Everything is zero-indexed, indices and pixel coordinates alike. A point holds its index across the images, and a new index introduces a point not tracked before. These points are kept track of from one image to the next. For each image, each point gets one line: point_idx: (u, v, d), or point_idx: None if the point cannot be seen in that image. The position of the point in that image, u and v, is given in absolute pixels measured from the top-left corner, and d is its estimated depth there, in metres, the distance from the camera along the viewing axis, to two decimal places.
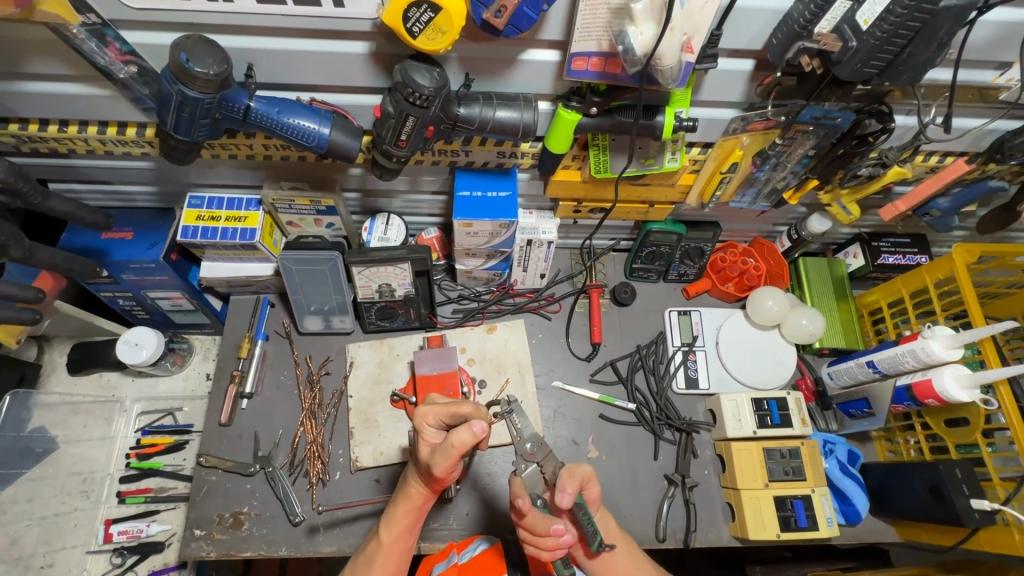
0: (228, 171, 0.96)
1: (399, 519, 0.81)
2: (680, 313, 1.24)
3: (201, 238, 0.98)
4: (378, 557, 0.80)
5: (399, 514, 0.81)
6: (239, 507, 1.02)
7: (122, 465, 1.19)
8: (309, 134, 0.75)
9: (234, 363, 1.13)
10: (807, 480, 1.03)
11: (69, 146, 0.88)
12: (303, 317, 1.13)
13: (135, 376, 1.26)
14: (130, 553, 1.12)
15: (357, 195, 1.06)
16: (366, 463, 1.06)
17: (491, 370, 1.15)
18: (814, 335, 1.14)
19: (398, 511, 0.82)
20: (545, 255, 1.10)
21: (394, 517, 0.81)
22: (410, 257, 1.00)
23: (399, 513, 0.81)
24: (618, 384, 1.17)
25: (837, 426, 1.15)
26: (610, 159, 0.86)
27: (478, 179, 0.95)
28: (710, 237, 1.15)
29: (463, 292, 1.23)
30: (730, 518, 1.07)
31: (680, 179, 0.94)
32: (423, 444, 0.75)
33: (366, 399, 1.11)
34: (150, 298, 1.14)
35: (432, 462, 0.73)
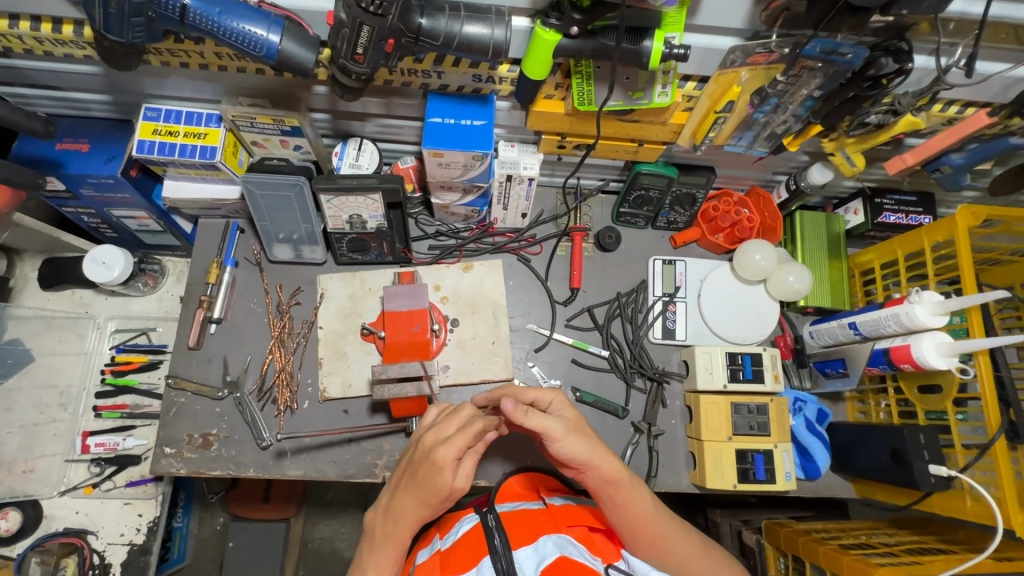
0: (181, 81, 0.89)
1: (380, 535, 0.76)
2: (665, 262, 1.19)
3: (158, 154, 0.93)
4: None
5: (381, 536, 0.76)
6: (208, 429, 1.04)
7: (98, 382, 1.21)
8: (257, 42, 0.68)
9: (202, 288, 1.10)
10: (771, 436, 1.03)
11: (5, 44, 0.80)
12: (272, 245, 1.10)
13: (108, 295, 1.24)
14: (107, 464, 1.15)
15: (326, 117, 0.99)
16: (334, 394, 1.07)
17: (465, 310, 1.12)
18: (799, 293, 1.10)
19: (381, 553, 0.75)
20: (526, 192, 1.04)
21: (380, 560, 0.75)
22: (382, 187, 0.95)
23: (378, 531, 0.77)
24: (593, 330, 1.15)
25: (811, 384, 1.15)
26: (594, 89, 0.78)
27: (451, 105, 0.87)
28: (703, 182, 1.08)
29: (441, 227, 1.18)
30: (691, 466, 1.09)
31: (672, 117, 0.86)
32: (426, 437, 0.75)
33: (336, 331, 1.10)
34: (115, 217, 1.10)
35: (433, 450, 0.73)
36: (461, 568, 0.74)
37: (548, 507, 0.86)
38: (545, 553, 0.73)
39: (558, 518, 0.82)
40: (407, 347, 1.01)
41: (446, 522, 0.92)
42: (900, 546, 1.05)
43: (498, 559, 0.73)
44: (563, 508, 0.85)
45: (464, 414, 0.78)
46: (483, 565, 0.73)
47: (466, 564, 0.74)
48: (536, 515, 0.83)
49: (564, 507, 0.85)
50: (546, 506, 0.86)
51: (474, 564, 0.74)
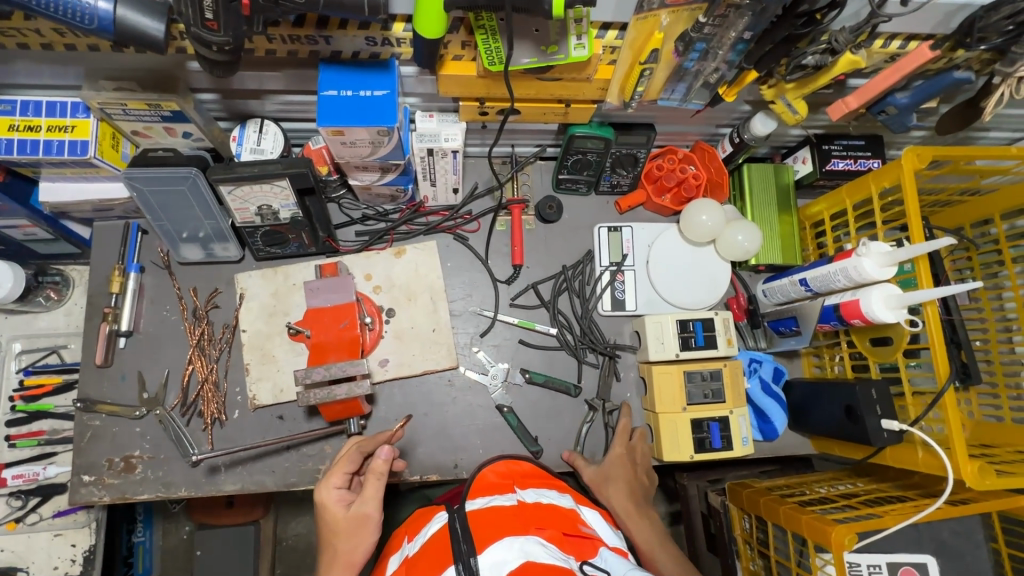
0: (28, 66, 0.76)
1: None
2: (610, 229, 1.12)
3: (19, 154, 0.81)
4: None
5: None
6: (129, 451, 0.96)
7: (7, 409, 1.10)
8: (84, 13, 0.57)
9: (106, 298, 1.00)
10: (726, 402, 1.00)
11: None
12: (178, 245, 0.99)
13: (8, 314, 1.13)
14: (30, 496, 1.07)
15: (215, 97, 0.87)
16: (265, 400, 0.99)
17: (401, 298, 1.05)
18: (750, 252, 1.05)
19: None
20: (452, 166, 0.95)
21: None
22: (286, 173, 0.85)
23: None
24: (540, 308, 1.09)
25: (766, 343, 1.12)
26: (502, 45, 0.69)
27: (346, 75, 0.76)
28: (643, 142, 1.00)
29: (368, 211, 1.08)
30: (649, 439, 1.06)
31: (596, 72, 0.78)
32: (330, 503, 0.77)
33: (261, 333, 1.01)
34: None
35: (355, 509, 0.75)
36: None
37: (521, 501, 0.73)
38: (510, 555, 0.61)
39: (529, 516, 0.70)
40: (335, 346, 0.92)
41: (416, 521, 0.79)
42: (858, 497, 1.05)
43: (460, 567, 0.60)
44: (537, 507, 0.72)
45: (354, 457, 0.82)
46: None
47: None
48: (507, 511, 0.70)
49: (537, 505, 0.73)
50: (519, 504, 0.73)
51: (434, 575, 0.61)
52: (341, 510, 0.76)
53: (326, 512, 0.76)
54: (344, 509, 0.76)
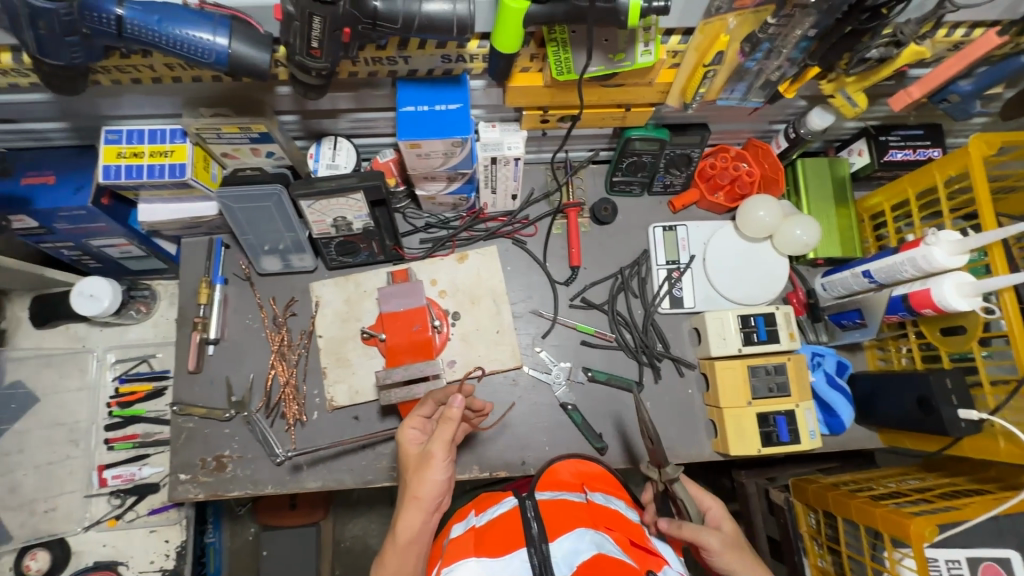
0: (136, 98, 0.84)
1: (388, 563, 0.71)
2: (665, 229, 1.15)
3: (126, 178, 0.88)
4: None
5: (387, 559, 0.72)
6: (220, 451, 1.03)
7: (105, 414, 1.19)
8: (204, 49, 0.63)
9: (195, 309, 1.07)
10: (791, 396, 1.01)
11: None
12: (258, 257, 1.06)
13: (103, 327, 1.22)
14: (127, 494, 1.15)
15: (295, 118, 0.93)
16: (342, 402, 1.04)
17: (465, 301, 1.09)
18: (808, 245, 1.06)
19: (387, 560, 0.72)
20: (514, 173, 0.99)
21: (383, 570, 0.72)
22: (363, 186, 0.91)
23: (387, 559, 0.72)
24: (598, 310, 1.12)
25: (828, 337, 1.11)
26: (572, 56, 0.73)
27: (422, 91, 0.82)
28: (698, 141, 1.02)
29: (430, 219, 1.14)
30: (713, 434, 1.07)
31: (658, 76, 0.81)
32: (407, 442, 0.80)
33: (336, 338, 1.07)
34: (96, 247, 1.07)
35: (423, 446, 0.77)
36: (495, 549, 0.69)
37: (589, 501, 0.79)
38: (581, 546, 0.66)
39: (597, 516, 0.75)
40: (408, 348, 0.98)
41: (483, 501, 0.89)
42: (932, 491, 1.03)
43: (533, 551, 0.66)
44: (604, 508, 0.77)
45: (432, 404, 0.85)
46: (516, 554, 0.67)
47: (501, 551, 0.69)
48: (577, 507, 0.75)
49: (604, 506, 0.78)
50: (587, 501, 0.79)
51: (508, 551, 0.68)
52: (415, 447, 0.80)
53: (404, 450, 0.80)
54: (418, 447, 0.79)
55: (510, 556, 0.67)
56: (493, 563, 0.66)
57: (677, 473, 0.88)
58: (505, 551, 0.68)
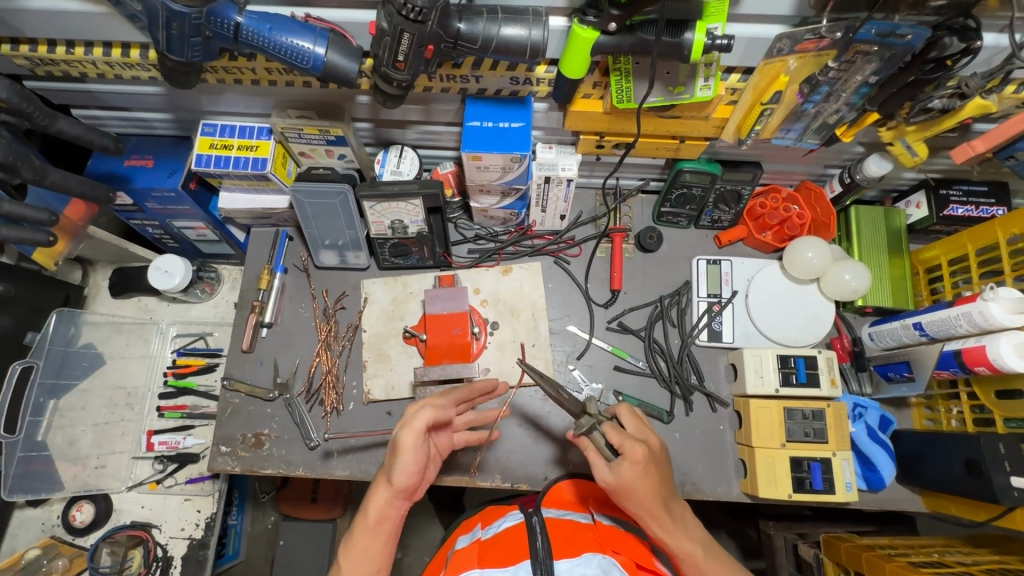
0: (235, 97, 0.93)
1: (363, 538, 0.74)
2: (709, 262, 1.15)
3: (214, 167, 0.98)
4: None
5: (360, 535, 0.74)
6: (260, 429, 1.08)
7: (161, 383, 1.28)
8: (303, 55, 0.70)
9: (255, 293, 1.15)
10: (829, 443, 0.97)
11: (81, 70, 0.87)
12: (318, 251, 1.13)
13: (170, 302, 1.32)
14: (169, 461, 1.22)
15: (369, 126, 1.01)
16: (378, 395, 1.09)
17: (505, 312, 1.12)
18: (857, 292, 1.04)
19: (358, 532, 0.74)
20: (564, 194, 1.04)
21: (352, 545, 0.74)
22: (422, 192, 0.97)
23: (361, 535, 0.74)
24: (634, 336, 1.13)
25: (872, 389, 1.08)
26: (633, 86, 0.77)
27: (489, 108, 0.87)
28: (749, 178, 1.05)
29: (480, 231, 1.19)
30: (742, 474, 1.05)
31: (715, 112, 0.83)
32: (410, 424, 0.78)
33: (380, 334, 1.12)
34: (176, 228, 1.17)
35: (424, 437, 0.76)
36: (500, 560, 0.74)
37: (595, 525, 0.84)
38: (588, 572, 0.70)
39: (606, 540, 0.80)
40: (446, 349, 1.03)
41: (490, 515, 0.94)
42: (979, 566, 0.97)
43: (537, 563, 0.71)
44: (611, 529, 0.84)
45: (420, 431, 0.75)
46: (522, 565, 0.72)
47: (506, 560, 0.73)
48: (583, 532, 0.81)
49: (613, 530, 0.83)
50: (594, 522, 0.85)
51: (511, 563, 0.73)
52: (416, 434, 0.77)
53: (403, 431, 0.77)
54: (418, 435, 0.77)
55: (513, 566, 0.72)
56: (499, 571, 0.71)
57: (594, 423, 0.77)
58: (510, 561, 0.73)
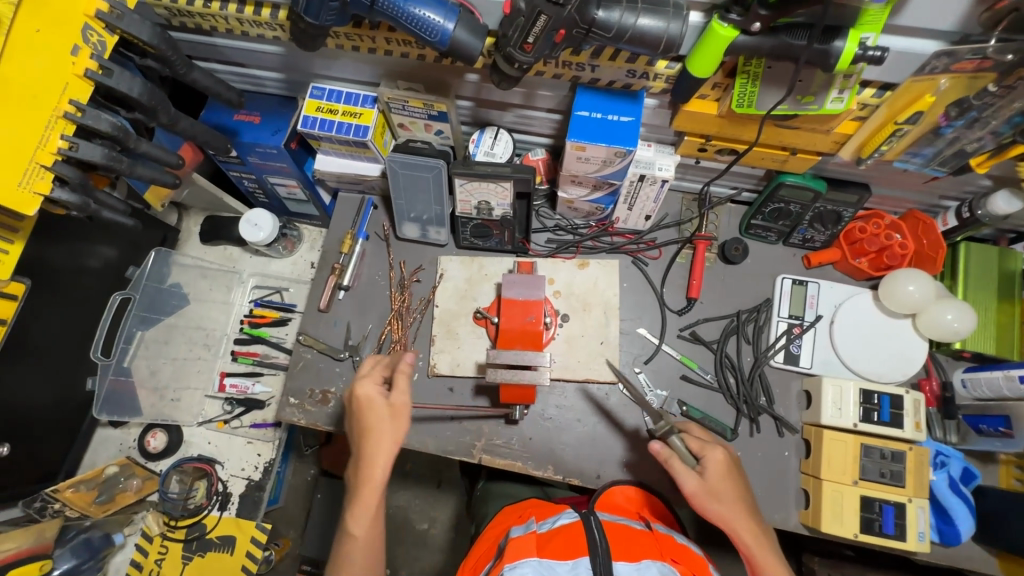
0: (348, 63, 0.95)
1: (368, 506, 0.85)
2: (795, 282, 1.11)
3: (318, 129, 1.00)
4: (358, 549, 0.85)
5: (364, 506, 0.85)
6: (327, 386, 1.12)
7: (237, 329, 1.34)
8: (432, 29, 0.71)
9: (335, 256, 1.19)
10: (905, 488, 0.93)
11: (212, 24, 0.91)
12: (402, 223, 1.15)
13: (253, 254, 1.37)
14: (237, 404, 1.28)
15: (470, 104, 1.02)
16: (443, 370, 1.10)
17: (576, 306, 1.12)
18: (958, 334, 0.97)
19: (360, 502, 0.85)
20: (656, 194, 1.02)
21: (361, 509, 0.85)
22: (514, 176, 0.98)
23: (363, 504, 0.85)
24: (704, 348, 1.10)
25: (957, 439, 1.02)
26: (759, 91, 0.74)
27: (601, 100, 0.86)
28: (854, 201, 1.00)
29: (560, 222, 1.18)
30: (803, 505, 1.01)
31: (838, 126, 0.79)
32: (373, 397, 0.88)
33: (450, 311, 1.13)
34: (270, 184, 1.21)
35: (391, 404, 0.88)
36: (558, 554, 0.73)
37: (652, 531, 0.83)
38: None
39: (665, 547, 0.78)
40: (521, 336, 1.02)
41: (543, 512, 0.93)
42: None
43: (596, 561, 0.71)
44: (668, 537, 0.82)
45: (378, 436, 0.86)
46: (580, 563, 0.72)
47: (567, 554, 0.73)
48: (638, 536, 0.80)
49: (670, 538, 0.81)
50: (650, 529, 0.84)
51: (571, 559, 0.72)
52: (378, 405, 0.88)
53: (370, 405, 0.87)
54: (381, 403, 0.88)
55: (574, 563, 0.72)
56: (558, 565, 0.71)
57: (672, 428, 0.88)
58: (568, 557, 0.73)
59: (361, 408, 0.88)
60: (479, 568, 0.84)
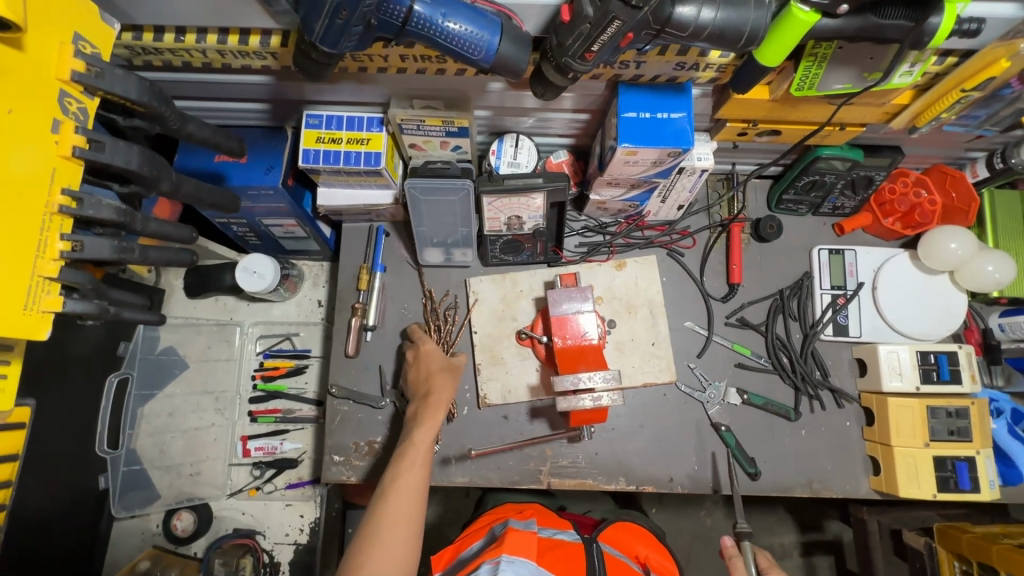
0: (350, 86, 0.84)
1: (417, 453, 0.89)
2: (831, 252, 1.10)
3: (324, 163, 0.89)
4: (406, 495, 0.84)
5: (415, 451, 0.89)
6: (372, 437, 1.03)
7: (249, 387, 1.21)
8: (476, 45, 0.62)
9: (354, 295, 1.08)
10: (973, 442, 0.95)
11: (185, 59, 0.77)
12: (423, 249, 1.06)
13: (250, 301, 1.24)
14: (268, 467, 1.18)
15: (487, 113, 0.92)
16: (495, 399, 1.04)
17: (621, 310, 1.07)
18: (999, 283, 0.99)
19: (411, 449, 0.89)
20: (692, 183, 0.96)
21: (411, 456, 0.89)
22: (549, 186, 0.90)
23: (414, 453, 0.89)
24: (754, 332, 1.09)
25: (1003, 381, 1.06)
26: (823, 73, 0.70)
27: (646, 97, 0.79)
28: (886, 164, 0.97)
29: (587, 223, 1.12)
30: (872, 472, 1.03)
31: (895, 98, 0.76)
32: (429, 351, 1.00)
33: (491, 335, 1.06)
34: (264, 226, 1.07)
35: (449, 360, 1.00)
36: (557, 567, 0.76)
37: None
38: None
39: None
40: (586, 355, 0.94)
41: (546, 517, 0.95)
42: None
43: None
44: None
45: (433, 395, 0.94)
46: None
47: (565, 570, 0.76)
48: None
49: None
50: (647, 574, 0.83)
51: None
52: (436, 359, 0.99)
53: (428, 355, 0.99)
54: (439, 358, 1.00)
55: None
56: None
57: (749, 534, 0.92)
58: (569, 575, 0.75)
59: (422, 371, 0.98)
60: (467, 548, 0.88)
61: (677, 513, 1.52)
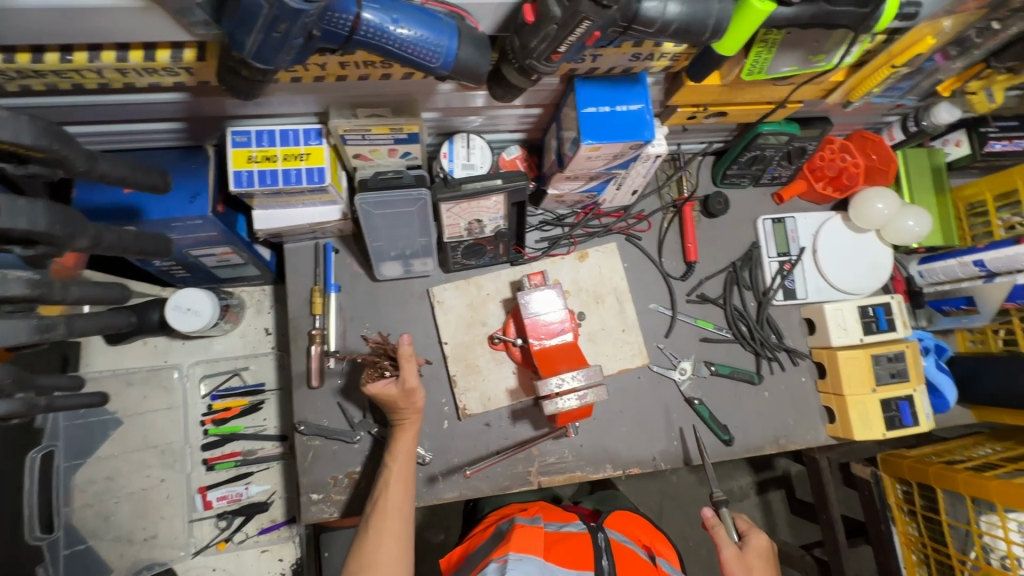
0: (282, 97, 0.75)
1: (398, 467, 0.88)
2: (774, 221, 1.16)
3: (259, 185, 0.80)
4: (393, 511, 0.85)
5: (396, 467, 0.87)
6: (351, 468, 0.97)
7: (199, 434, 1.10)
8: (432, 51, 0.57)
9: (308, 321, 1.00)
10: (910, 381, 1.05)
11: (76, 81, 0.65)
12: (380, 263, 1.00)
13: (185, 340, 1.12)
14: (235, 516, 1.09)
15: (435, 115, 0.87)
16: (475, 409, 1.01)
17: (589, 300, 1.08)
18: (919, 236, 1.09)
19: (394, 466, 0.88)
20: (646, 169, 0.95)
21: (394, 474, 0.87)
22: (507, 187, 0.86)
23: (396, 469, 0.88)
24: (714, 307, 1.13)
25: (925, 322, 1.18)
26: (772, 57, 0.71)
27: (602, 90, 0.77)
28: (818, 134, 1.02)
29: (545, 216, 1.11)
30: (827, 420, 1.12)
31: (832, 77, 0.80)
32: (378, 389, 0.87)
33: (462, 344, 1.03)
34: (193, 258, 0.95)
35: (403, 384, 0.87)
36: (565, 561, 0.78)
37: (655, 568, 0.83)
38: None
39: None
40: (564, 354, 0.92)
41: (551, 510, 0.96)
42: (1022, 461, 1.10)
43: None
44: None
45: (404, 414, 0.89)
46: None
47: (572, 563, 0.77)
48: (643, 566, 0.82)
49: None
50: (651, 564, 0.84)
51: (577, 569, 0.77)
52: (389, 386, 0.88)
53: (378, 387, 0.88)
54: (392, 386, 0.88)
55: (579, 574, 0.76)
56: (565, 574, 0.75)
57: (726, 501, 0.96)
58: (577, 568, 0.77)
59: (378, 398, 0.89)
60: (473, 548, 0.90)
61: (649, 478, 1.59)
